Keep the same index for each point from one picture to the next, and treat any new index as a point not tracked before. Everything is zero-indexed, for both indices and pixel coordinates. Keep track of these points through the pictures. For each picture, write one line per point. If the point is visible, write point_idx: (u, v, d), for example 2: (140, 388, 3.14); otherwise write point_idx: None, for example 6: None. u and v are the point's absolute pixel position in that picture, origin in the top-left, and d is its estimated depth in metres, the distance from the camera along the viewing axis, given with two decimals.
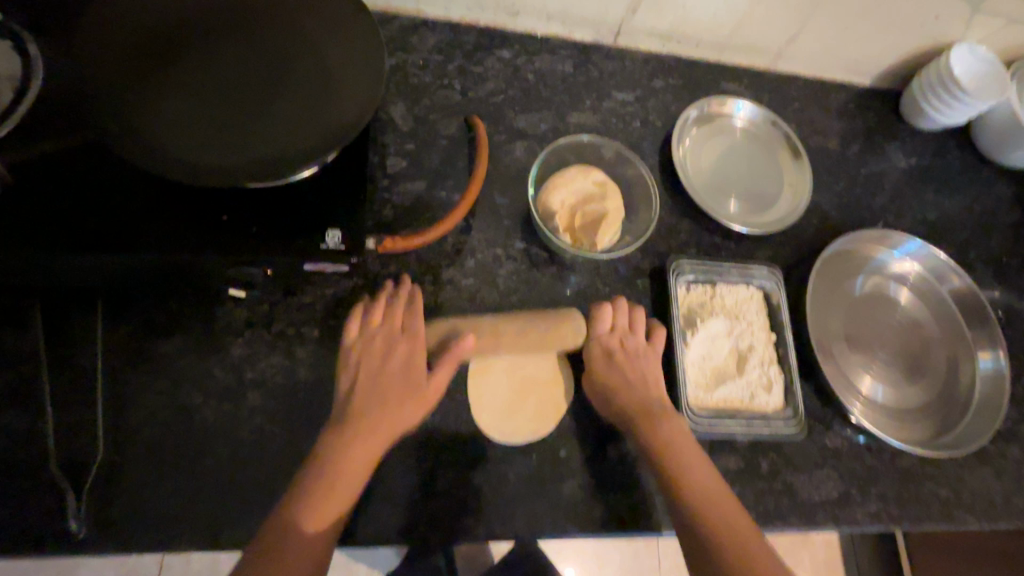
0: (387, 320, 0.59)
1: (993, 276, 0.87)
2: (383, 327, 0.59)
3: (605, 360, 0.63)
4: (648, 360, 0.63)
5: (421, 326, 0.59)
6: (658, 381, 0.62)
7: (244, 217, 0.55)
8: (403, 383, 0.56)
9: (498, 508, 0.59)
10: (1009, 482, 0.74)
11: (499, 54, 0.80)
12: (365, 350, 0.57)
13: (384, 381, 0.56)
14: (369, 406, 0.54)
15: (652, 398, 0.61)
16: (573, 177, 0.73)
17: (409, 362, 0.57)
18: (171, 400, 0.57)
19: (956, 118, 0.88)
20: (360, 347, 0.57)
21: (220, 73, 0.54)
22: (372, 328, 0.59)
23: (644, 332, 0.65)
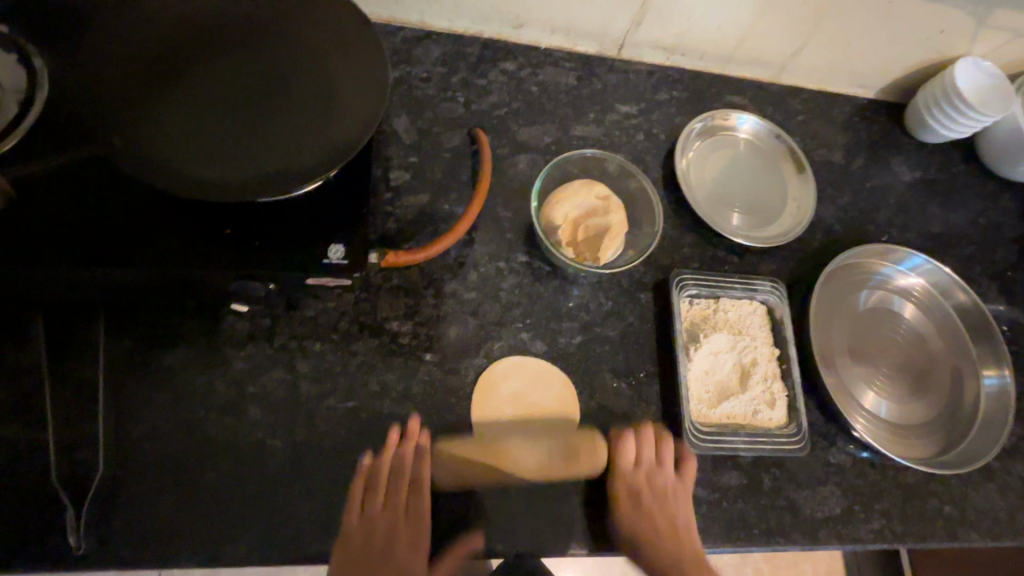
0: (395, 489, 0.58)
1: (997, 291, 0.86)
2: (392, 509, 0.58)
3: (622, 490, 0.62)
4: (666, 485, 0.63)
5: (425, 507, 0.58)
6: (677, 512, 0.62)
7: (247, 231, 0.55)
8: (416, 542, 0.57)
9: (499, 524, 0.59)
10: (1014, 499, 0.73)
11: (503, 67, 0.80)
12: (377, 515, 0.58)
13: (400, 549, 0.57)
14: (387, 561, 0.57)
15: (669, 522, 0.62)
16: (576, 191, 0.73)
17: (419, 536, 0.58)
18: (172, 413, 0.57)
19: (957, 131, 0.87)
20: (376, 502, 0.58)
21: (226, 87, 0.54)
22: (383, 489, 0.58)
23: (663, 467, 0.63)
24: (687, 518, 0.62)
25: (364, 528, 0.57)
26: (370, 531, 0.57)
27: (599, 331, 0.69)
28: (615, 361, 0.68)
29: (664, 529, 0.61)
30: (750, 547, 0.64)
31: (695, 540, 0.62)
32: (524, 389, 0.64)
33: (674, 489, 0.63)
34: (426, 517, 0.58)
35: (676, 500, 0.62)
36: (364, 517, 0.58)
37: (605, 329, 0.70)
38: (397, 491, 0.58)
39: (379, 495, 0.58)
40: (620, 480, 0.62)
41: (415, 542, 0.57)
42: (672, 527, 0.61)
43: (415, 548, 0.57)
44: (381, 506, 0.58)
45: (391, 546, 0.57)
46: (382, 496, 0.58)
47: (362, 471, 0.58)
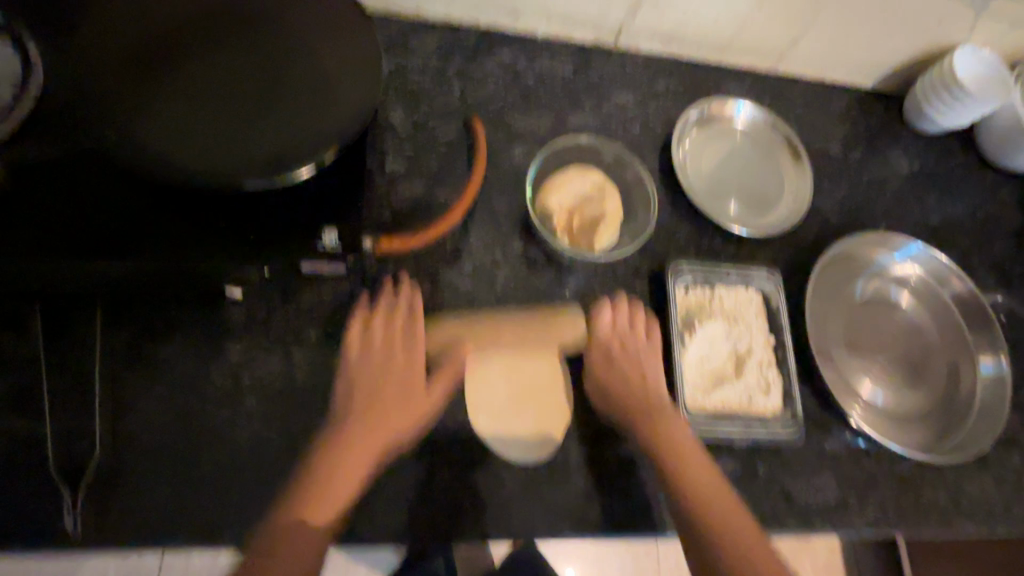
0: (386, 342, 0.61)
1: (995, 281, 0.86)
2: (386, 360, 0.60)
3: (603, 375, 0.64)
4: (647, 362, 0.65)
5: (418, 365, 0.60)
6: (662, 400, 0.63)
7: (242, 219, 0.55)
8: (406, 401, 0.58)
9: (495, 511, 0.59)
10: (1009, 488, 0.73)
11: (499, 57, 0.80)
12: (370, 373, 0.59)
13: (389, 408, 0.58)
14: (382, 409, 0.57)
15: (651, 390, 0.63)
16: (571, 180, 0.72)
17: (414, 379, 0.60)
18: (169, 401, 0.58)
19: (943, 117, 0.87)
20: (367, 335, 0.61)
21: (220, 76, 0.54)
22: (374, 356, 0.60)
23: (637, 335, 0.66)
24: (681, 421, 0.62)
25: (357, 391, 0.58)
26: (364, 380, 0.59)
27: None
28: None
29: (648, 391, 0.63)
30: None
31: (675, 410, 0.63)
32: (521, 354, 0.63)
33: (652, 355, 0.65)
34: (417, 363, 0.60)
35: (657, 373, 0.65)
36: (351, 396, 0.58)
37: None
38: (388, 352, 0.60)
39: (371, 355, 0.60)
40: (601, 356, 0.65)
41: (406, 399, 0.58)
42: (654, 400, 0.63)
43: (406, 403, 0.58)
44: (369, 378, 0.59)
45: (376, 402, 0.57)
46: (371, 363, 0.60)
47: (354, 337, 0.61)
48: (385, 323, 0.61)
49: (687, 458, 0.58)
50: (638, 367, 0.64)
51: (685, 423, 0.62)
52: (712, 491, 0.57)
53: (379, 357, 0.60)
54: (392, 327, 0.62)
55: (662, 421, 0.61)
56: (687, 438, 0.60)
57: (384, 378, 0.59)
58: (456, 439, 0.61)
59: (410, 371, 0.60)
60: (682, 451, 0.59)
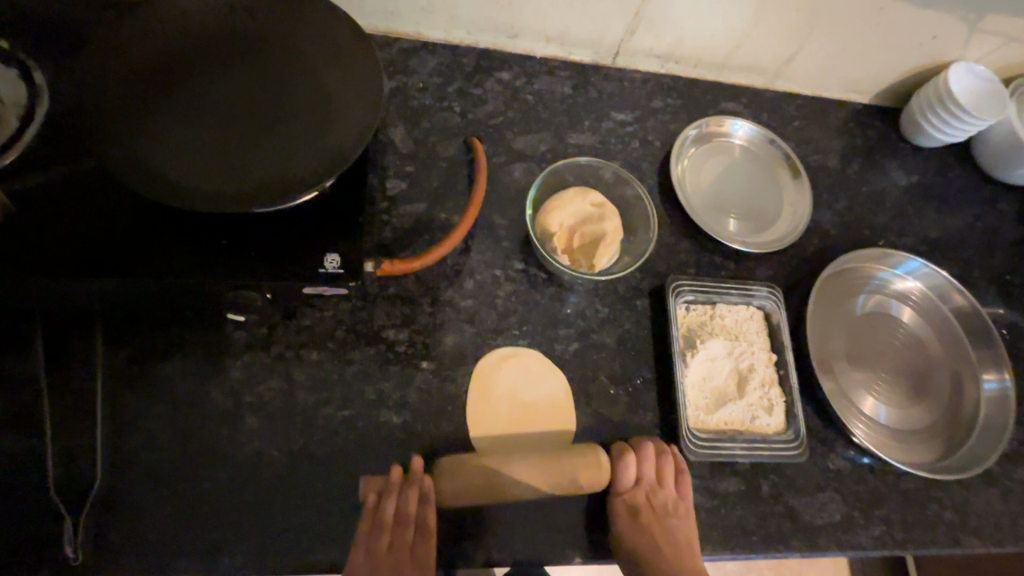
0: (398, 524, 0.57)
1: (995, 295, 0.86)
2: (398, 526, 0.57)
3: (627, 526, 0.61)
4: (668, 506, 0.62)
5: (431, 527, 0.58)
6: (681, 547, 0.61)
7: (243, 242, 0.55)
8: (422, 561, 0.57)
9: (497, 532, 0.59)
10: (1015, 504, 0.72)
11: (498, 76, 0.81)
12: (382, 547, 0.56)
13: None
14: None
15: (671, 541, 0.62)
16: (571, 198, 0.73)
17: (427, 545, 0.57)
18: (169, 423, 0.57)
19: (936, 129, 0.88)
20: (379, 535, 0.56)
21: (223, 99, 0.55)
22: (385, 528, 0.57)
23: (665, 490, 0.62)
24: (688, 534, 0.62)
25: (370, 559, 0.56)
26: (376, 552, 0.56)
27: (596, 338, 0.70)
28: (612, 367, 0.69)
29: (669, 549, 0.61)
30: (750, 555, 0.63)
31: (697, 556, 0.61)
32: (519, 384, 0.65)
33: (676, 514, 0.62)
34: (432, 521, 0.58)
35: (678, 521, 0.62)
36: (369, 561, 0.55)
37: (603, 336, 0.70)
38: (398, 526, 0.57)
39: (381, 535, 0.56)
40: (623, 502, 0.62)
41: (424, 555, 0.57)
42: (674, 546, 0.61)
43: (423, 567, 0.57)
44: (385, 549, 0.56)
45: (394, 565, 0.56)
46: (382, 539, 0.56)
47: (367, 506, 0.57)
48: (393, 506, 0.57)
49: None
50: (660, 520, 0.62)
51: (701, 564, 0.61)
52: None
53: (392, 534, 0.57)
54: (403, 505, 0.57)
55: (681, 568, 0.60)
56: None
57: (399, 552, 0.57)
58: (458, 459, 0.61)
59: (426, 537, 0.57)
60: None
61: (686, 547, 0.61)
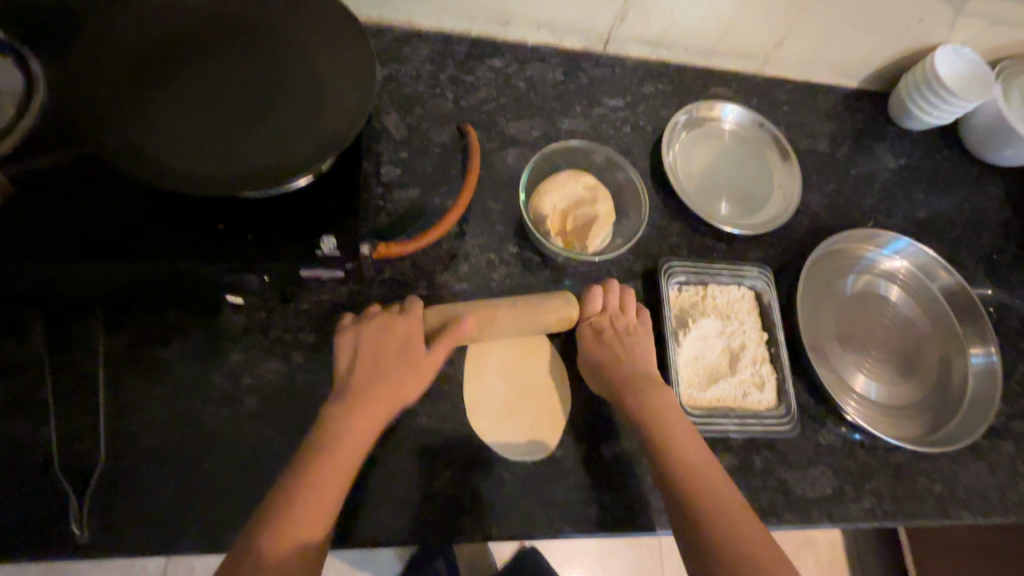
0: (377, 342, 0.58)
1: (983, 274, 0.87)
2: (379, 345, 0.58)
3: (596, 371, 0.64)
4: (642, 348, 0.65)
5: (410, 351, 0.58)
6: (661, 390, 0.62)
7: (240, 226, 0.56)
8: (403, 380, 0.56)
9: (494, 508, 0.60)
10: (1003, 476, 0.74)
11: (490, 63, 0.82)
12: (362, 364, 0.57)
13: (386, 386, 0.56)
14: (378, 391, 0.55)
15: (648, 376, 0.63)
16: (564, 182, 0.74)
17: (413, 367, 0.57)
18: (170, 407, 0.58)
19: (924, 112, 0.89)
20: (367, 333, 0.58)
21: (218, 85, 0.56)
22: (367, 349, 0.58)
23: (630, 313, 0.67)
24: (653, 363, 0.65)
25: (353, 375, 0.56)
26: (357, 377, 0.56)
27: None
28: None
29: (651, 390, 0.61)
30: None
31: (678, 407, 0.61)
32: (518, 361, 0.67)
33: (639, 334, 0.66)
34: (415, 346, 0.58)
35: (649, 363, 0.64)
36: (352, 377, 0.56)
37: None
38: (381, 341, 0.58)
39: (368, 346, 0.58)
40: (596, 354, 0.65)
41: (404, 373, 0.57)
42: (652, 386, 0.62)
43: (405, 381, 0.56)
44: (368, 352, 0.57)
45: (375, 374, 0.56)
46: (365, 356, 0.57)
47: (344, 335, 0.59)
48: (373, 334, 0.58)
49: (688, 454, 0.57)
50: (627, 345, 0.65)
51: (683, 419, 0.60)
52: (701, 481, 0.55)
53: (371, 348, 0.58)
54: (380, 329, 0.59)
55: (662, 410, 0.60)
56: (684, 434, 0.58)
57: (381, 365, 0.57)
58: (456, 438, 0.62)
59: (409, 360, 0.57)
60: (679, 445, 0.57)
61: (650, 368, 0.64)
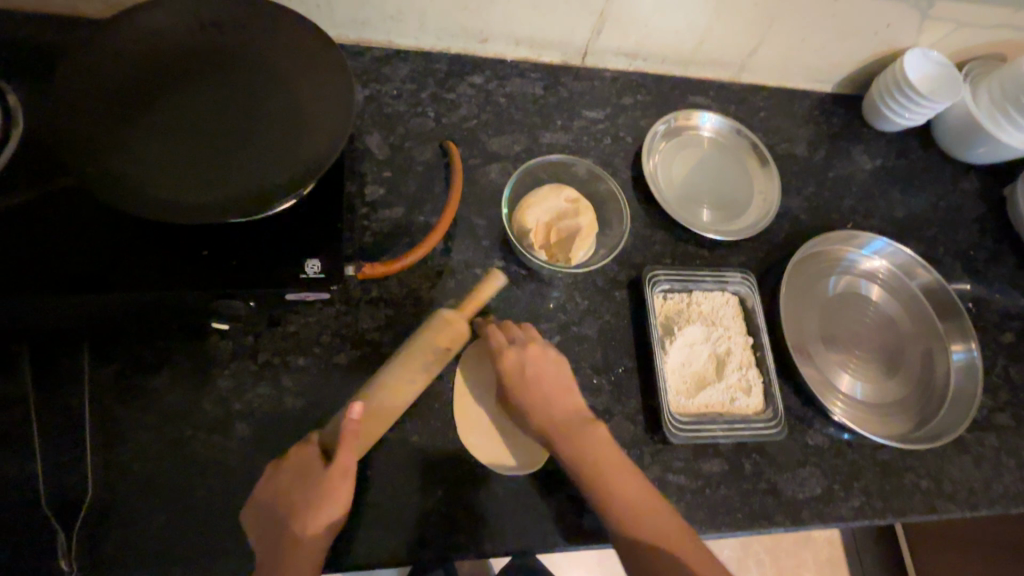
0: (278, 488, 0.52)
1: (961, 270, 0.89)
2: (277, 478, 0.53)
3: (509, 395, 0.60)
4: (513, 363, 0.59)
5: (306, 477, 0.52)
6: (565, 421, 0.58)
7: (224, 251, 0.56)
8: (312, 498, 0.51)
9: (488, 524, 0.60)
10: (989, 469, 0.75)
11: (471, 80, 0.83)
12: (270, 516, 0.51)
13: (298, 523, 0.50)
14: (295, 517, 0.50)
15: (544, 402, 0.58)
16: (545, 196, 0.74)
17: (317, 487, 0.51)
18: (159, 436, 0.58)
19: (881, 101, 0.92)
20: (263, 487, 0.53)
21: (198, 113, 0.56)
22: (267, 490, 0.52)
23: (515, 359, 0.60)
24: (561, 387, 0.60)
25: (261, 530, 0.51)
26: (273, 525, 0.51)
27: (577, 331, 0.71)
28: (594, 357, 0.70)
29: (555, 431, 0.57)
30: (736, 532, 0.65)
31: (587, 419, 0.59)
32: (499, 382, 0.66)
33: (536, 371, 0.60)
34: (311, 472, 0.52)
35: (544, 389, 0.59)
36: (263, 538, 0.51)
37: (584, 328, 0.72)
38: (273, 490, 0.52)
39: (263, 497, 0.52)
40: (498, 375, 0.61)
41: (317, 501, 0.51)
42: (556, 424, 0.58)
43: (316, 507, 0.51)
44: (267, 506, 0.52)
45: (283, 517, 0.51)
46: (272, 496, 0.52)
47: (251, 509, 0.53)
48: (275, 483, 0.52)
49: (611, 482, 0.55)
50: (530, 387, 0.59)
51: (600, 433, 0.58)
52: (639, 513, 0.54)
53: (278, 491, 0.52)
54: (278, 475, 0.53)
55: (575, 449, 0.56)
56: (604, 459, 0.56)
57: (283, 508, 0.51)
58: (447, 455, 0.62)
59: (313, 479, 0.52)
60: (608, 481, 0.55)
61: (561, 400, 0.59)
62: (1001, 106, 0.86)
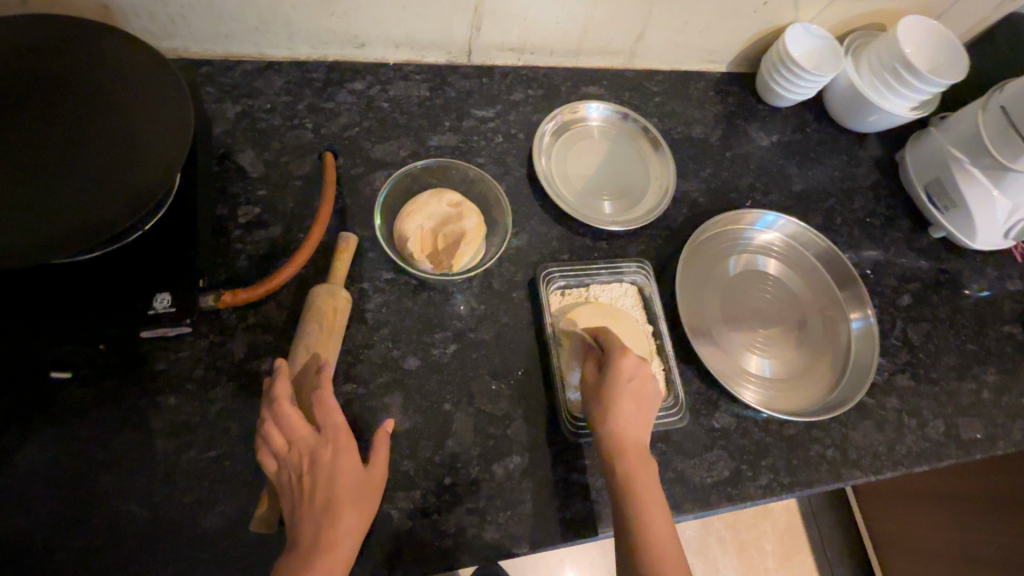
0: (310, 465, 0.53)
1: (859, 238, 0.91)
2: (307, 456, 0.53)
3: (593, 387, 0.63)
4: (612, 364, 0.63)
5: (341, 453, 0.54)
6: (623, 412, 0.60)
7: (61, 293, 0.52)
8: (351, 472, 0.53)
9: (384, 549, 0.58)
10: (891, 432, 0.76)
11: (351, 87, 0.80)
12: (316, 505, 0.51)
13: (351, 512, 0.52)
14: (330, 488, 0.52)
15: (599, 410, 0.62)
16: (426, 201, 0.72)
17: (365, 484, 0.54)
18: (11, 499, 0.53)
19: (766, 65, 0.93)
20: (305, 474, 0.52)
21: (12, 149, 0.51)
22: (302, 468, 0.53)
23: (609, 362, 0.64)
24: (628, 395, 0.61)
25: (306, 515, 0.51)
26: (309, 497, 0.52)
27: (473, 337, 0.70)
28: (493, 363, 0.69)
29: (596, 415, 0.61)
30: None
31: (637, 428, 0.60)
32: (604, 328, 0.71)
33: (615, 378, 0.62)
34: (347, 464, 0.53)
35: (626, 387, 0.61)
36: (307, 524, 0.50)
37: (481, 333, 0.70)
38: (317, 477, 0.52)
39: (304, 481, 0.52)
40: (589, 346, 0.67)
41: (363, 496, 0.53)
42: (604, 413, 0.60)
43: (364, 499, 0.53)
44: (311, 497, 0.52)
45: (335, 509, 0.51)
46: (306, 473, 0.52)
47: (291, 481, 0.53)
48: (312, 462, 0.53)
49: (629, 462, 0.58)
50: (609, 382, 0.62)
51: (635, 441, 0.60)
52: (637, 492, 0.57)
53: (311, 467, 0.53)
54: (312, 454, 0.53)
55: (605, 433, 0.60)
56: (628, 438, 0.59)
57: (336, 496, 0.51)
58: None
59: (357, 476, 0.53)
60: (628, 462, 0.58)
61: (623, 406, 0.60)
62: (880, 75, 0.88)
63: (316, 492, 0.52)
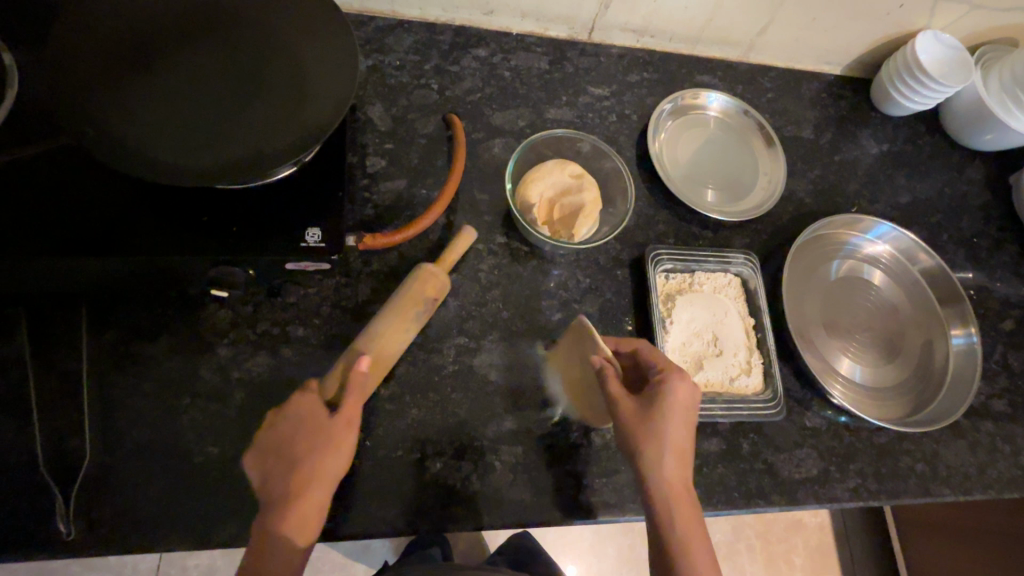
0: (278, 422, 0.51)
1: (964, 258, 0.89)
2: (278, 418, 0.51)
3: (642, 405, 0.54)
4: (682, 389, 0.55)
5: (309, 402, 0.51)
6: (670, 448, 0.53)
7: (224, 217, 0.56)
8: (315, 422, 0.50)
9: (489, 496, 0.60)
10: (983, 454, 0.75)
11: (475, 53, 0.81)
12: (281, 453, 0.49)
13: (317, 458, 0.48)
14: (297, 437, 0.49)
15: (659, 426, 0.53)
16: (550, 170, 0.74)
17: (331, 429, 0.49)
18: (156, 401, 0.57)
19: (889, 71, 0.90)
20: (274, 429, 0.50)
21: (195, 77, 0.54)
22: (271, 427, 0.51)
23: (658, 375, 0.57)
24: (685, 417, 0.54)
25: (272, 466, 0.49)
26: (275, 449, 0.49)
27: (578, 308, 0.71)
28: None
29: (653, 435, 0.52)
30: (733, 511, 0.66)
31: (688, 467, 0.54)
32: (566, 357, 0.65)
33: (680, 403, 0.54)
34: (315, 414, 0.50)
35: (677, 417, 0.54)
36: (278, 474, 0.48)
37: (586, 305, 0.71)
38: (281, 432, 0.50)
39: (270, 438, 0.50)
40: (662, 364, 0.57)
41: (326, 446, 0.49)
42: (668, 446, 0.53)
43: (333, 445, 0.49)
44: (279, 447, 0.49)
45: (299, 457, 0.48)
46: (273, 431, 0.50)
47: (263, 439, 0.50)
48: (281, 418, 0.51)
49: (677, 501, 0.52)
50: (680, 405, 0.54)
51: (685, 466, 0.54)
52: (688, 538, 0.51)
53: (279, 422, 0.51)
54: (284, 413, 0.51)
55: (656, 464, 0.52)
56: (681, 474, 0.53)
57: (298, 444, 0.49)
58: (445, 430, 0.62)
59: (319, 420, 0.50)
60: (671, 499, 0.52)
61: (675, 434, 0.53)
62: (1011, 92, 0.85)
63: (283, 442, 0.49)
